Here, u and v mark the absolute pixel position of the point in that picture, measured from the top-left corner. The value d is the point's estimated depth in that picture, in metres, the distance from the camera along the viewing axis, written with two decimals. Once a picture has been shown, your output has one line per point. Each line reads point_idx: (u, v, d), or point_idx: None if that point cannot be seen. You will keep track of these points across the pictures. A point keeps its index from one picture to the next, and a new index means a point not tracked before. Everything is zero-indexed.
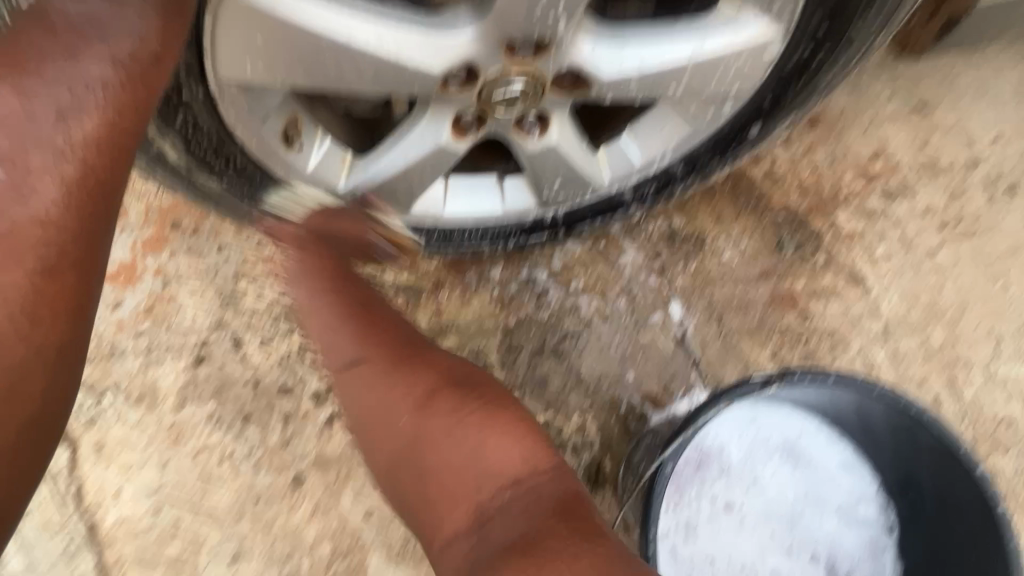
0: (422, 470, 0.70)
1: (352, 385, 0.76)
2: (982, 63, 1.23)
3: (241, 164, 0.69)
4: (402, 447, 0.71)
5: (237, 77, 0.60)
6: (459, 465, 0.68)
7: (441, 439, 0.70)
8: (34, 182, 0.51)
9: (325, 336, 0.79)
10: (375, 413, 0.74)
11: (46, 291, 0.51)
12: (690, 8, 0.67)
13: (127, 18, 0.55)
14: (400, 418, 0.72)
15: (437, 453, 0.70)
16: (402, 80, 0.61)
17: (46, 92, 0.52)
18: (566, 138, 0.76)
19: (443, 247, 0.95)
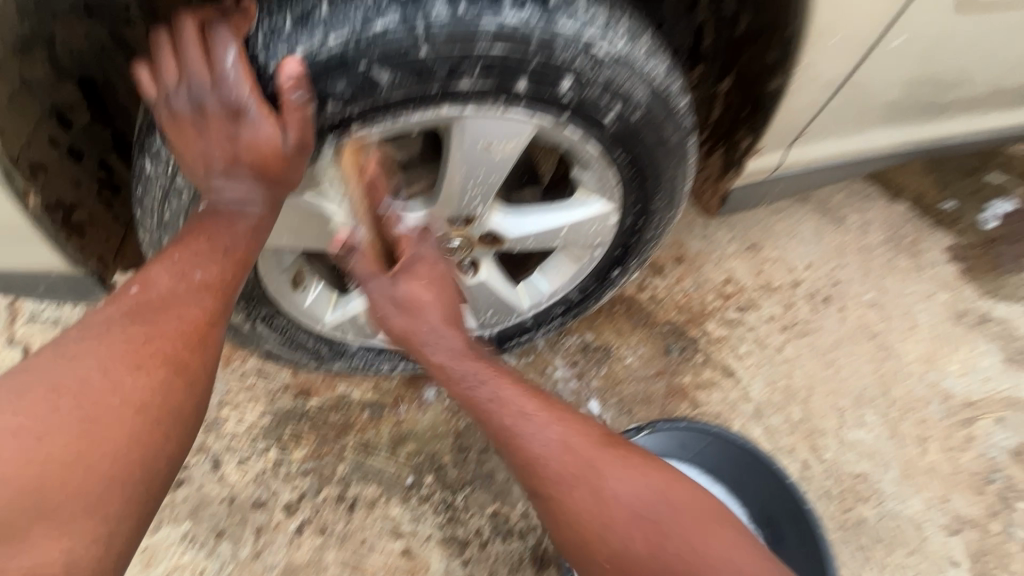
0: (606, 529, 0.75)
1: (524, 431, 0.80)
2: (792, 210, 1.71)
3: (258, 305, 0.93)
4: (584, 494, 0.76)
5: (272, 244, 0.83)
6: (665, 542, 0.73)
7: (626, 502, 0.75)
8: (207, 279, 0.65)
9: (500, 383, 0.84)
10: (587, 469, 0.77)
11: (202, 339, 0.64)
12: (566, 192, 0.99)
13: (254, 201, 0.67)
14: (589, 484, 0.77)
15: (628, 521, 0.74)
16: (381, 242, 0.88)
17: (219, 237, 0.66)
18: (492, 276, 1.08)
19: (403, 364, 1.20)
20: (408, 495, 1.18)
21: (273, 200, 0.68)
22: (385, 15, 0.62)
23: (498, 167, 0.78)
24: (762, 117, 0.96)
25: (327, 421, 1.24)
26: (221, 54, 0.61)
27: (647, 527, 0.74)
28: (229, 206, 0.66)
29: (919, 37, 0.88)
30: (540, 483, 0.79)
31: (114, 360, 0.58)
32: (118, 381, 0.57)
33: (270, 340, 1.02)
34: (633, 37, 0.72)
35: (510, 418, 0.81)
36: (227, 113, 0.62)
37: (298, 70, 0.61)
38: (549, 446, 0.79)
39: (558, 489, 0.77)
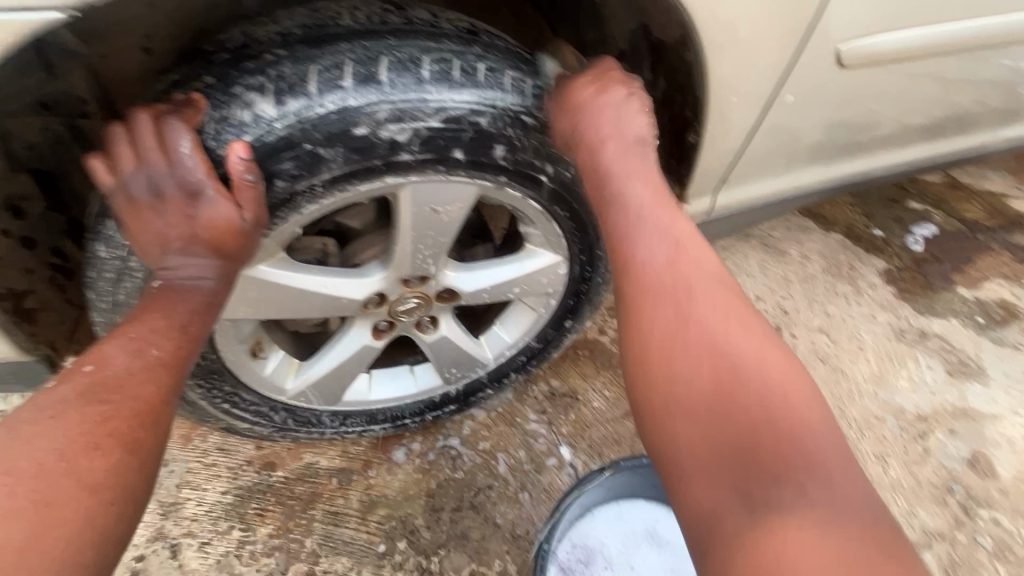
0: (683, 389, 0.65)
1: (655, 249, 0.73)
2: (737, 247, 1.81)
3: (218, 379, 0.92)
4: (710, 344, 0.67)
5: (229, 316, 0.83)
6: (749, 407, 0.62)
7: (744, 350, 0.66)
8: (162, 350, 0.67)
9: (664, 224, 0.76)
10: (683, 293, 0.70)
11: (158, 409, 0.64)
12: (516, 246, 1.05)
13: (207, 275, 0.71)
14: (718, 327, 0.68)
15: (715, 378, 0.64)
16: (339, 304, 0.90)
17: (175, 311, 0.69)
18: (453, 330, 1.10)
19: (370, 425, 1.20)
20: (381, 563, 1.14)
21: (226, 275, 0.72)
22: (330, 100, 0.66)
23: (446, 227, 0.83)
24: (687, 167, 1.05)
25: (293, 494, 1.20)
26: (178, 142, 0.66)
27: (718, 387, 0.64)
28: (184, 283, 0.70)
29: (808, 92, 1.00)
30: (642, 295, 0.71)
31: (72, 439, 0.58)
32: (74, 460, 0.57)
33: (231, 414, 1.00)
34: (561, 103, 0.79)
35: (640, 235, 0.74)
36: (184, 195, 0.68)
37: (244, 159, 0.65)
38: (660, 264, 0.72)
39: (651, 344, 0.69)
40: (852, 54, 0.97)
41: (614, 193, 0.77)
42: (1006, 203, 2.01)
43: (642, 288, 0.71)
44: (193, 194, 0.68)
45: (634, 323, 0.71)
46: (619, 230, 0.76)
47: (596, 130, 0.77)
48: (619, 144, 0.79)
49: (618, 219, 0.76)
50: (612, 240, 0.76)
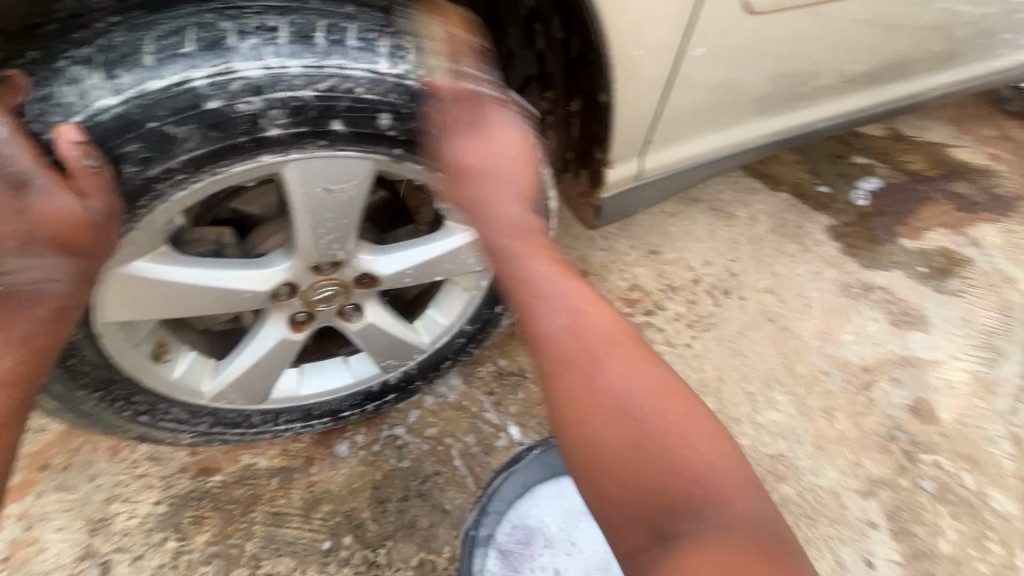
0: (630, 430, 0.63)
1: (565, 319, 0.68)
2: (685, 215, 1.78)
3: (120, 386, 0.86)
4: (617, 397, 0.64)
5: (115, 318, 0.77)
6: (661, 446, 0.62)
7: (639, 395, 0.65)
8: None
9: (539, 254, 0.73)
10: (589, 355, 0.66)
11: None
12: (438, 224, 1.00)
13: (59, 277, 0.65)
14: (618, 366, 0.66)
15: (634, 426, 0.63)
16: (241, 298, 0.84)
17: (18, 321, 0.64)
18: (380, 317, 1.05)
19: (306, 421, 1.15)
20: (326, 560, 1.11)
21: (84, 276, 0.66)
22: (179, 73, 0.61)
23: (344, 207, 0.78)
24: (607, 129, 1.01)
25: (232, 498, 1.16)
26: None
27: (635, 431, 0.63)
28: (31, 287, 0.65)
29: (720, 45, 0.96)
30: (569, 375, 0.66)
31: None
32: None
33: (145, 422, 0.94)
34: (450, 66, 0.73)
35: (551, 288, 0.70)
36: (5, 186, 0.60)
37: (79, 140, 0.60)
38: (589, 327, 0.68)
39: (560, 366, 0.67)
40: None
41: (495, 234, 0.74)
42: (947, 153, 2.04)
43: (562, 359, 0.66)
44: (21, 184, 0.61)
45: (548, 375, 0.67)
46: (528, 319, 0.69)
47: (492, 173, 0.76)
48: (517, 183, 0.77)
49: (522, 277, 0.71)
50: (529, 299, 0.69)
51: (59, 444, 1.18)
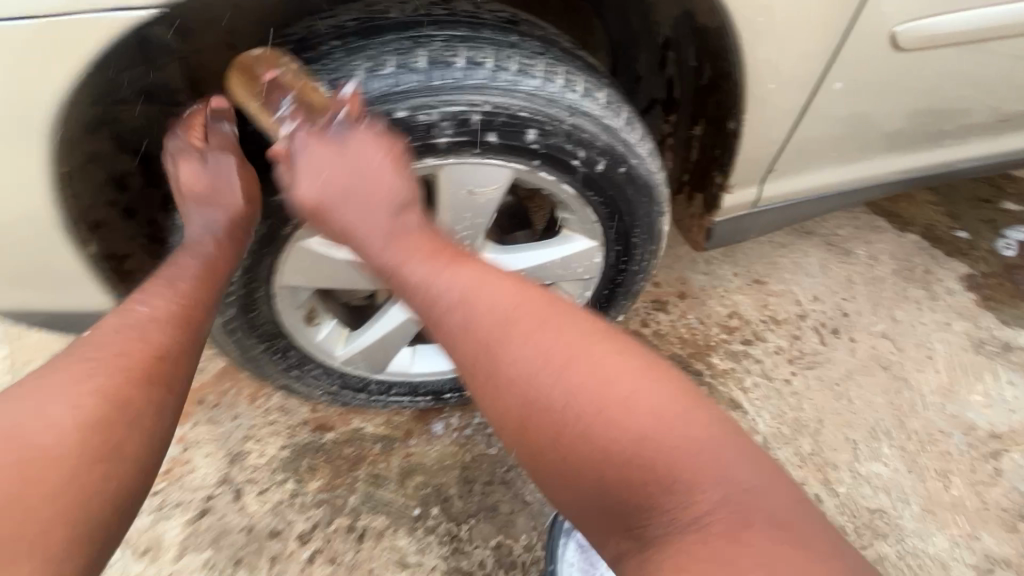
0: (535, 419, 0.64)
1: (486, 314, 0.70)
2: (795, 248, 1.72)
3: (279, 339, 1.01)
4: (544, 376, 0.65)
5: (288, 282, 0.92)
6: (611, 431, 0.61)
7: (569, 373, 0.64)
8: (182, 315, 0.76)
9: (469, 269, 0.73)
10: (504, 337, 0.68)
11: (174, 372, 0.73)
12: (554, 231, 1.08)
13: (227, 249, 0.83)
14: (545, 353, 0.66)
15: (574, 411, 0.63)
16: (382, 278, 0.97)
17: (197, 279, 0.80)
18: None
19: (410, 396, 1.27)
20: (415, 525, 1.21)
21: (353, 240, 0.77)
22: (376, 86, 0.73)
23: (479, 207, 0.87)
24: (729, 156, 1.03)
25: (341, 454, 1.30)
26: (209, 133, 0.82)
27: (591, 423, 0.62)
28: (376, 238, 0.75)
29: (860, 78, 0.96)
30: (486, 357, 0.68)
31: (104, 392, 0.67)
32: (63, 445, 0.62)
33: (289, 374, 1.09)
34: (593, 90, 0.80)
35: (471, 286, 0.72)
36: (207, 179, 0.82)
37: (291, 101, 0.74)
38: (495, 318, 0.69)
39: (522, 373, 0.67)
40: (908, 37, 0.92)
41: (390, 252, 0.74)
42: None
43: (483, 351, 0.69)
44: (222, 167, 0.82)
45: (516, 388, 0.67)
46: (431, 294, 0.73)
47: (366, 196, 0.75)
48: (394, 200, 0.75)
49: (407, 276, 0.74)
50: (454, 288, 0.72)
51: (212, 384, 1.39)
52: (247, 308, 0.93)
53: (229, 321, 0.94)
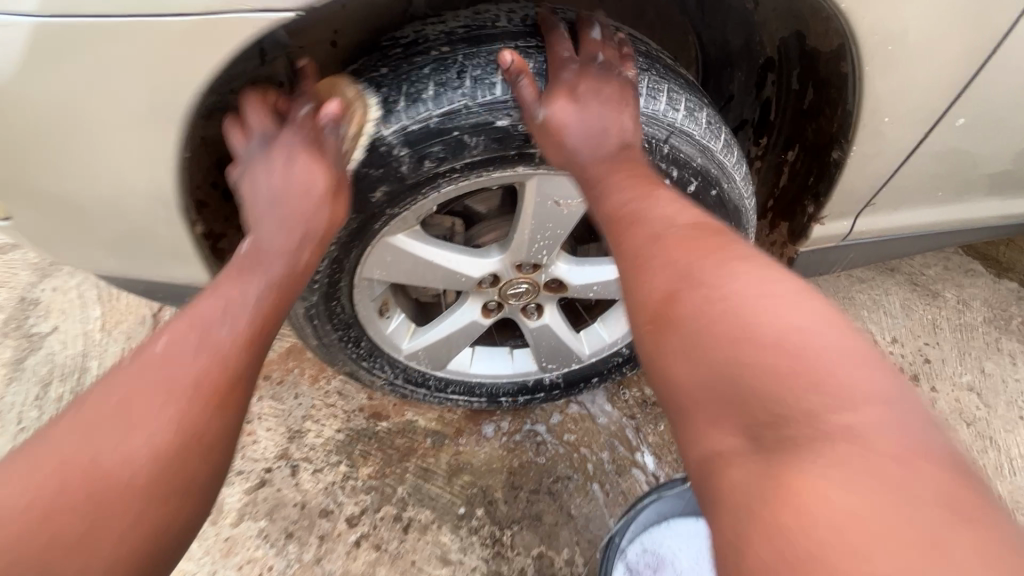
0: (697, 329, 0.55)
1: (638, 228, 0.66)
2: (873, 286, 1.62)
3: (351, 329, 1.04)
4: (691, 282, 0.58)
5: (367, 276, 0.94)
6: (786, 377, 0.48)
7: (755, 292, 0.54)
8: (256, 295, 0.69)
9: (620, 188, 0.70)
10: (643, 256, 0.63)
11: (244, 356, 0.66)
12: None
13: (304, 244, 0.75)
14: (667, 263, 0.61)
15: (699, 314, 0.55)
16: (456, 279, 0.98)
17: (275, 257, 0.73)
18: (555, 320, 1.16)
19: (465, 396, 1.27)
20: (459, 524, 1.22)
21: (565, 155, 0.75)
22: (485, 94, 0.74)
23: (564, 220, 0.90)
24: (828, 186, 0.98)
25: (393, 444, 1.33)
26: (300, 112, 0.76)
27: (792, 358, 0.49)
28: (603, 162, 0.73)
29: (986, 115, 0.89)
30: (632, 262, 0.64)
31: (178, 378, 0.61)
32: (133, 461, 0.57)
33: (355, 364, 1.12)
34: (696, 110, 0.78)
35: (659, 202, 0.68)
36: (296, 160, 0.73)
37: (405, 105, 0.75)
38: (643, 233, 0.65)
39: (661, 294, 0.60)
40: None
41: (596, 168, 0.73)
42: None
43: (631, 259, 0.64)
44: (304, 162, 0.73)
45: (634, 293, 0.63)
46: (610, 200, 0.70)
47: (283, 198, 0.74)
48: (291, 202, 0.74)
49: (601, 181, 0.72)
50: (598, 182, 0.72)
51: (279, 362, 1.45)
52: (329, 296, 0.95)
53: (310, 307, 0.96)
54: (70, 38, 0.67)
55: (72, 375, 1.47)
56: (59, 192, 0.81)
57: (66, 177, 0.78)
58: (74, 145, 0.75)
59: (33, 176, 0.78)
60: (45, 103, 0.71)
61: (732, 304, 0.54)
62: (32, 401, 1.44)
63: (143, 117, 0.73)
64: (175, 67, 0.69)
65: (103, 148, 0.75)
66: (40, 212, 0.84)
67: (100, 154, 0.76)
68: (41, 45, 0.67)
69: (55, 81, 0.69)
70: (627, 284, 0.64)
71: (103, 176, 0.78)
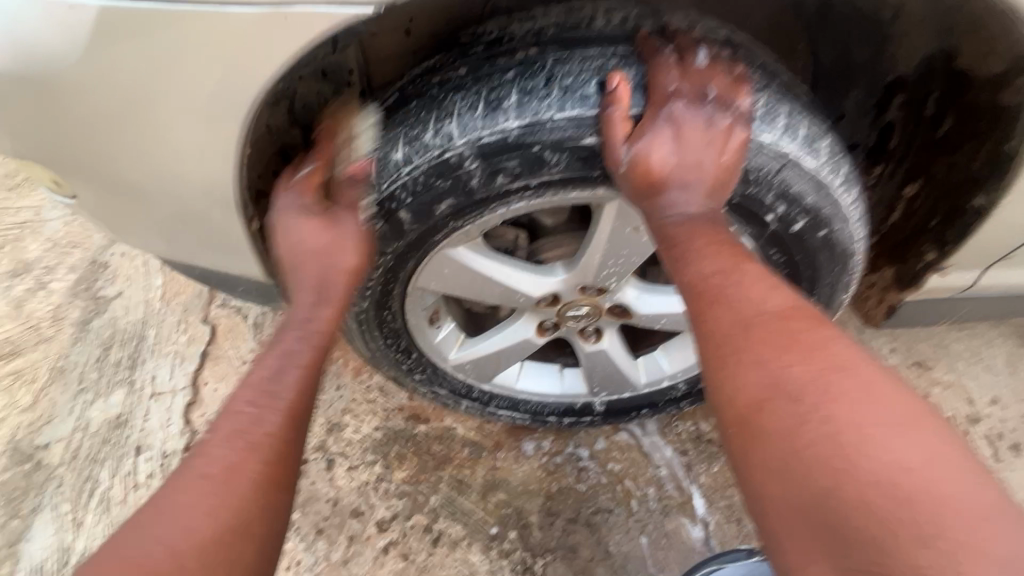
0: (786, 452, 0.49)
1: (723, 310, 0.59)
2: (974, 334, 1.43)
3: (399, 336, 0.98)
4: (784, 389, 0.52)
5: (422, 285, 0.88)
6: (899, 514, 0.43)
7: (860, 413, 0.48)
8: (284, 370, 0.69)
9: (713, 252, 0.62)
10: (723, 343, 0.57)
11: (282, 439, 0.65)
12: None
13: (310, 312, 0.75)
14: (755, 359, 0.54)
15: (793, 432, 0.50)
16: (514, 296, 0.91)
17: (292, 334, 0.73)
18: (614, 345, 1.07)
19: (509, 412, 1.20)
20: (490, 545, 1.17)
21: (643, 202, 0.67)
22: (574, 105, 0.66)
23: (641, 247, 0.82)
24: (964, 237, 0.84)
25: (430, 450, 1.29)
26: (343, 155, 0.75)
27: (903, 491, 0.44)
28: (688, 222, 0.65)
29: None
30: (715, 352, 0.58)
31: (218, 471, 0.60)
32: (172, 546, 0.56)
33: (400, 370, 1.06)
34: (817, 137, 0.68)
35: (748, 277, 0.60)
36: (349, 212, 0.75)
37: (481, 113, 0.68)
38: (724, 318, 0.58)
39: (747, 393, 0.54)
40: None
41: (677, 229, 0.65)
42: None
43: (713, 348, 0.58)
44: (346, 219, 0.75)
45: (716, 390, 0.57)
46: (692, 268, 0.62)
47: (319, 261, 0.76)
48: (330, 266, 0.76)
49: (685, 250, 0.63)
50: (675, 245, 0.64)
51: None
52: (379, 304, 0.90)
53: (360, 312, 0.91)
54: (145, 21, 0.64)
55: (131, 340, 1.52)
56: (121, 179, 0.79)
57: (126, 165, 0.76)
58: (138, 133, 0.72)
59: (94, 160, 0.77)
60: (112, 86, 0.68)
61: (831, 421, 0.48)
62: (93, 362, 1.49)
63: (208, 108, 0.69)
64: (244, 58, 0.65)
65: (167, 135, 0.72)
66: (103, 194, 0.83)
67: (160, 143, 0.73)
68: (115, 25, 0.64)
69: (124, 68, 0.66)
70: (709, 377, 0.58)
71: (164, 165, 0.76)
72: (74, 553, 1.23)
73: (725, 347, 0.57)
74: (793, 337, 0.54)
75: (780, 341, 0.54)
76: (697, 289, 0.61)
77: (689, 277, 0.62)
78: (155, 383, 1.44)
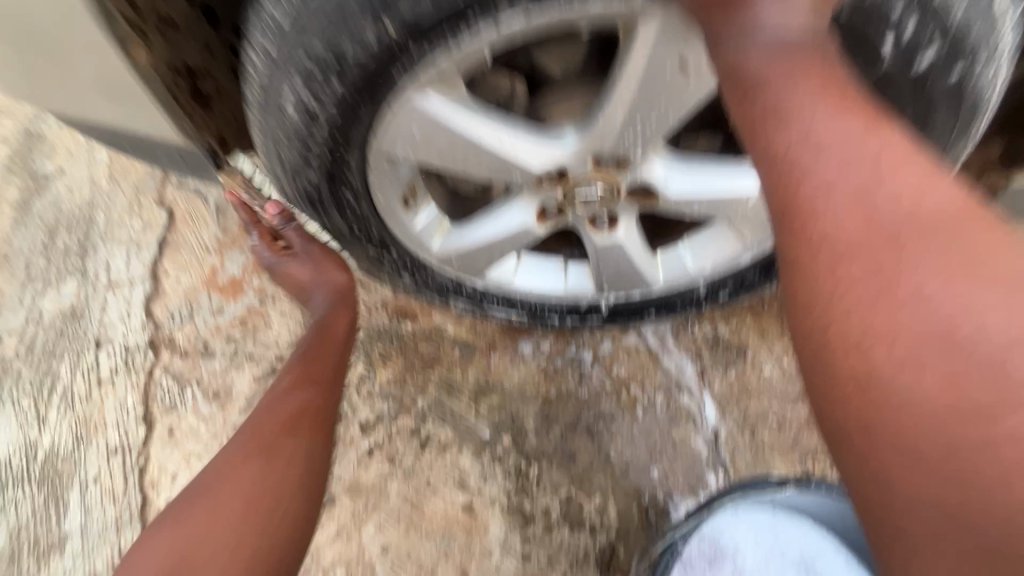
0: (925, 409, 0.40)
1: (857, 213, 0.44)
2: None
3: (366, 220, 0.79)
4: (936, 326, 0.40)
5: (388, 152, 0.67)
6: None
7: None
8: (324, 333, 0.94)
9: (833, 111, 0.46)
10: (845, 245, 0.44)
11: (313, 384, 0.86)
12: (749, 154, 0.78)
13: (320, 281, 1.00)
14: (893, 281, 0.42)
15: (950, 391, 0.39)
16: (508, 170, 0.71)
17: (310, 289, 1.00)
18: (631, 237, 0.88)
19: (503, 311, 1.03)
20: (481, 450, 1.09)
21: (708, 18, 0.52)
22: None
23: (680, 98, 0.62)
24: None
25: (416, 350, 1.16)
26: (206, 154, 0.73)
27: None
28: (780, 52, 0.49)
29: None
30: (824, 259, 0.45)
31: (273, 423, 0.79)
32: (212, 523, 0.68)
33: (371, 261, 0.88)
34: None
35: (905, 168, 0.44)
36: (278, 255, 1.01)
37: None
38: (857, 223, 0.44)
39: (873, 318, 0.42)
40: None
41: (763, 65, 0.50)
42: None
43: (821, 253, 0.45)
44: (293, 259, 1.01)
45: (825, 308, 0.45)
46: (805, 135, 0.47)
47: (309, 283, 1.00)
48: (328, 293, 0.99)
49: (782, 101, 0.48)
50: (765, 93, 0.49)
51: None
52: (335, 178, 0.70)
53: (309, 186, 0.71)
54: None
55: (78, 225, 1.34)
56: None
57: None
58: None
59: None
60: None
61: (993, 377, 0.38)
62: (39, 248, 1.32)
63: None
64: None
65: None
66: None
67: None
68: None
69: None
70: (812, 292, 0.45)
71: None
72: (40, 449, 1.15)
73: (846, 253, 0.44)
74: (950, 251, 0.41)
75: (931, 258, 0.42)
76: (798, 181, 0.46)
77: (799, 163, 0.47)
78: (110, 272, 1.29)
